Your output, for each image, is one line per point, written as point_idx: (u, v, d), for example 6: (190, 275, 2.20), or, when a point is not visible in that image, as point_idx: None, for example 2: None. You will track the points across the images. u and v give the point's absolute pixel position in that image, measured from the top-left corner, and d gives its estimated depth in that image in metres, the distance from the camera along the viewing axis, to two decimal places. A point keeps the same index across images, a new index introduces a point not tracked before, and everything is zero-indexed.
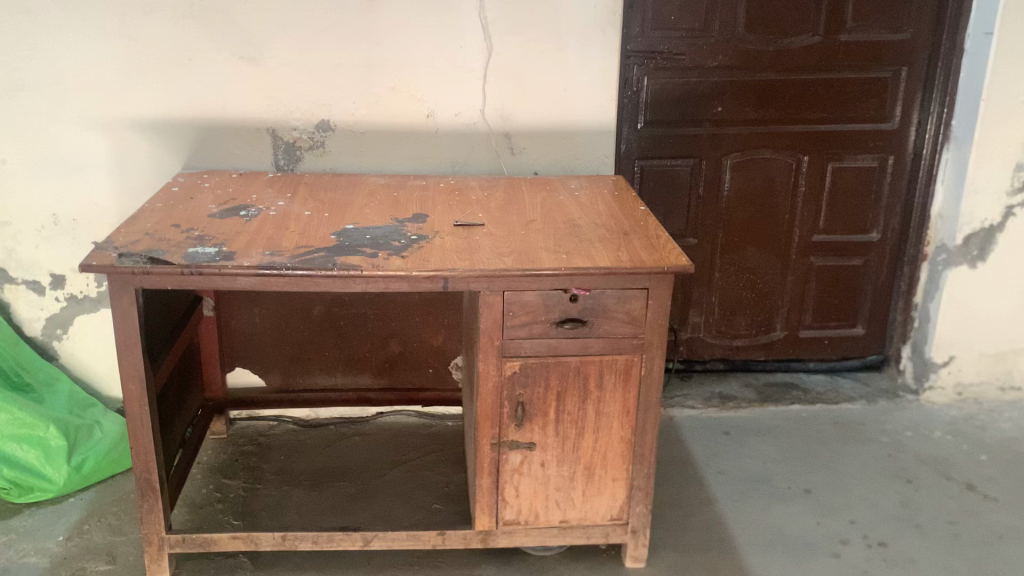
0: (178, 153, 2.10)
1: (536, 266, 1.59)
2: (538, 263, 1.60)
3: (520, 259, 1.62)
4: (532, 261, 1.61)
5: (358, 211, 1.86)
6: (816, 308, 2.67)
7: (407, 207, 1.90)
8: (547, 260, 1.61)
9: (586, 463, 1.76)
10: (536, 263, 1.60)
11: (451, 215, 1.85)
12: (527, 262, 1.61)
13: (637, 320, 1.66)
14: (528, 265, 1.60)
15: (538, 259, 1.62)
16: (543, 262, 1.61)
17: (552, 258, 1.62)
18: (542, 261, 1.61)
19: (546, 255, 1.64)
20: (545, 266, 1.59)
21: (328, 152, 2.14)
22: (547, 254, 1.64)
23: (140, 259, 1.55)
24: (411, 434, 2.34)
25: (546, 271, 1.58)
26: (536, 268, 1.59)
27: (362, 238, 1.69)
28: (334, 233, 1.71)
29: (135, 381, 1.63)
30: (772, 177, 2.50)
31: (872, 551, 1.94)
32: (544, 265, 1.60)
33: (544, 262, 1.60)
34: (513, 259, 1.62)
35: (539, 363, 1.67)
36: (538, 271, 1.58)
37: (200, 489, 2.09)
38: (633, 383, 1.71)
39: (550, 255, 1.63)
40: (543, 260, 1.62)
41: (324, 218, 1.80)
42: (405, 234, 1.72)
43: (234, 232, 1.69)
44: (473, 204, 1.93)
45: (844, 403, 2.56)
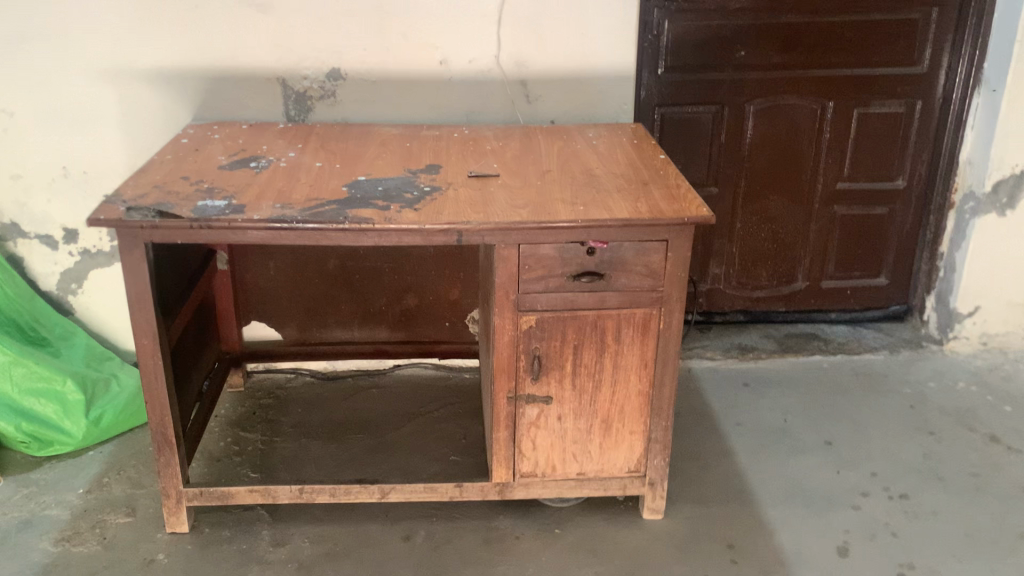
0: (188, 104, 2.06)
1: (553, 218, 1.56)
2: (555, 216, 1.56)
3: (536, 211, 1.58)
4: (548, 214, 1.57)
5: (370, 162, 1.82)
6: (839, 258, 2.62)
7: (421, 158, 1.86)
8: (564, 213, 1.58)
9: (603, 416, 1.74)
10: (552, 216, 1.56)
11: (466, 166, 1.81)
12: (543, 214, 1.57)
13: (656, 272, 1.62)
14: (545, 217, 1.56)
15: (555, 211, 1.58)
16: (560, 214, 1.57)
17: (569, 211, 1.58)
18: (559, 213, 1.57)
19: (562, 207, 1.60)
20: (562, 218, 1.55)
21: (340, 101, 2.10)
22: (563, 206, 1.60)
23: (149, 213, 1.52)
24: (428, 386, 2.33)
25: (562, 224, 1.55)
26: (552, 221, 1.55)
27: (374, 192, 1.66)
28: (346, 185, 1.68)
29: (148, 336, 1.62)
30: (796, 124, 2.43)
31: (893, 503, 1.92)
32: (561, 218, 1.56)
33: (561, 214, 1.57)
34: (528, 211, 1.58)
35: (555, 317, 1.64)
36: (555, 224, 1.54)
37: (218, 442, 2.09)
38: (653, 336, 1.68)
39: (567, 207, 1.59)
40: (559, 212, 1.58)
41: (336, 170, 1.77)
42: (418, 186, 1.69)
43: (244, 185, 1.67)
44: (487, 154, 1.89)
45: (867, 353, 2.52)
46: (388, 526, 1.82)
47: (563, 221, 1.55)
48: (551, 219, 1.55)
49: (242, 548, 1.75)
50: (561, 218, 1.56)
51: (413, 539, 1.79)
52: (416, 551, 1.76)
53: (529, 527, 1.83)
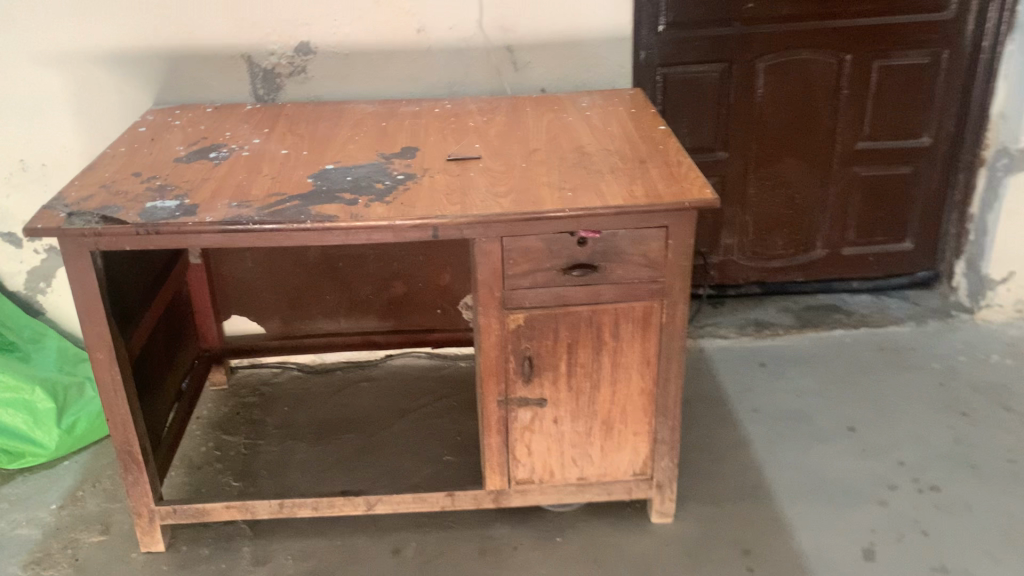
0: (148, 87, 1.91)
1: (538, 207, 1.40)
2: (540, 204, 1.41)
3: (519, 199, 1.42)
4: (532, 202, 1.41)
5: (341, 147, 1.66)
6: (860, 223, 2.44)
7: (397, 140, 1.70)
8: (550, 200, 1.42)
9: (603, 418, 1.60)
10: (538, 204, 1.40)
11: (444, 147, 1.65)
12: (527, 203, 1.41)
13: (656, 262, 1.47)
14: (529, 205, 1.40)
15: (540, 199, 1.42)
16: (545, 202, 1.41)
17: (556, 198, 1.42)
18: (545, 201, 1.41)
19: (548, 192, 1.44)
20: (548, 207, 1.40)
21: (312, 78, 1.93)
22: (550, 191, 1.44)
23: (92, 219, 1.38)
24: (422, 377, 2.20)
25: (548, 214, 1.39)
26: (537, 210, 1.39)
27: (342, 183, 1.50)
28: (311, 176, 1.53)
29: (104, 350, 1.48)
30: (810, 80, 2.24)
31: (922, 497, 1.77)
32: (548, 206, 1.40)
33: (546, 202, 1.41)
34: (512, 200, 1.42)
35: (546, 314, 1.50)
36: (540, 214, 1.38)
37: (199, 447, 1.97)
38: (654, 332, 1.53)
39: (554, 193, 1.43)
40: (546, 198, 1.42)
41: (302, 158, 1.61)
42: (391, 174, 1.53)
43: (200, 180, 1.52)
44: (470, 132, 1.73)
45: (891, 325, 2.35)
46: (377, 538, 1.70)
47: (549, 210, 1.39)
48: (536, 208, 1.39)
49: (221, 567, 1.64)
50: (547, 207, 1.40)
51: (403, 552, 1.67)
52: (406, 566, 1.64)
53: (529, 535, 1.71)
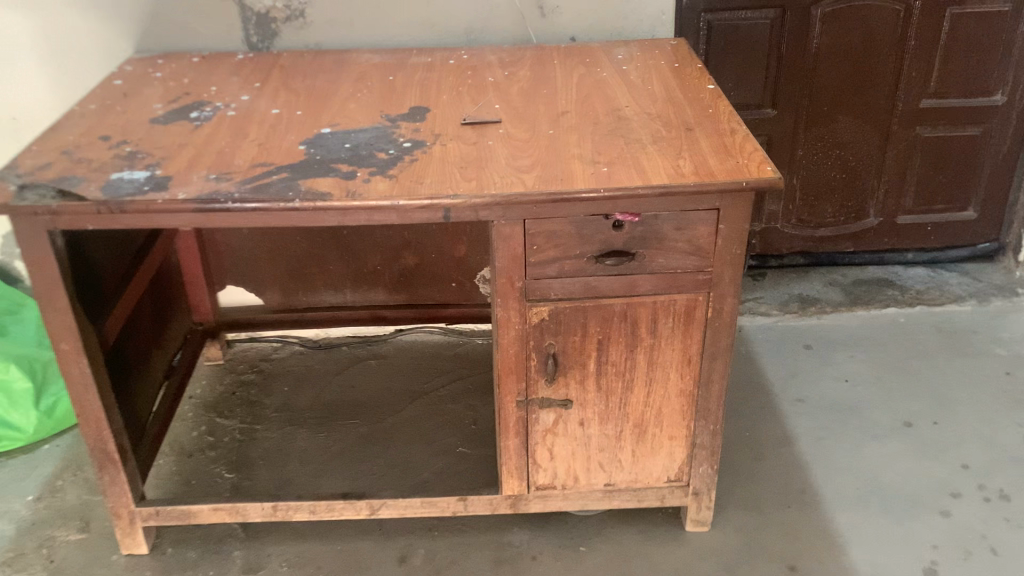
0: (126, 32, 1.69)
1: (568, 185, 1.19)
2: (571, 182, 1.20)
3: (545, 175, 1.21)
4: (561, 179, 1.20)
5: (341, 106, 1.45)
6: (920, 189, 2.20)
7: (405, 98, 1.48)
8: (582, 177, 1.21)
9: (636, 420, 1.41)
10: (568, 182, 1.20)
11: (459, 107, 1.43)
12: (554, 180, 1.20)
13: (703, 249, 1.26)
14: (557, 184, 1.20)
15: (570, 176, 1.21)
16: (577, 179, 1.20)
17: (589, 174, 1.21)
18: (575, 178, 1.21)
19: (579, 167, 1.23)
20: (580, 186, 1.19)
21: (311, 23, 1.71)
22: (581, 166, 1.23)
23: (48, 192, 1.18)
24: (434, 355, 2.02)
25: (580, 194, 1.18)
26: (567, 189, 1.19)
27: (340, 151, 1.29)
28: (304, 142, 1.32)
29: (69, 340, 1.30)
30: (873, 29, 1.99)
31: (991, 508, 1.58)
32: (580, 185, 1.19)
33: (577, 180, 1.20)
34: (537, 176, 1.22)
35: (573, 308, 1.30)
36: (570, 195, 1.18)
37: (190, 431, 1.81)
38: (698, 328, 1.32)
39: (586, 168, 1.22)
40: (576, 175, 1.21)
41: (296, 119, 1.40)
42: (396, 140, 1.32)
43: (176, 145, 1.31)
44: (488, 90, 1.51)
45: (951, 304, 2.14)
46: (382, 544, 1.54)
47: (581, 189, 1.19)
48: (566, 187, 1.19)
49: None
50: (578, 186, 1.19)
51: (410, 560, 1.51)
52: None
53: (549, 543, 1.54)
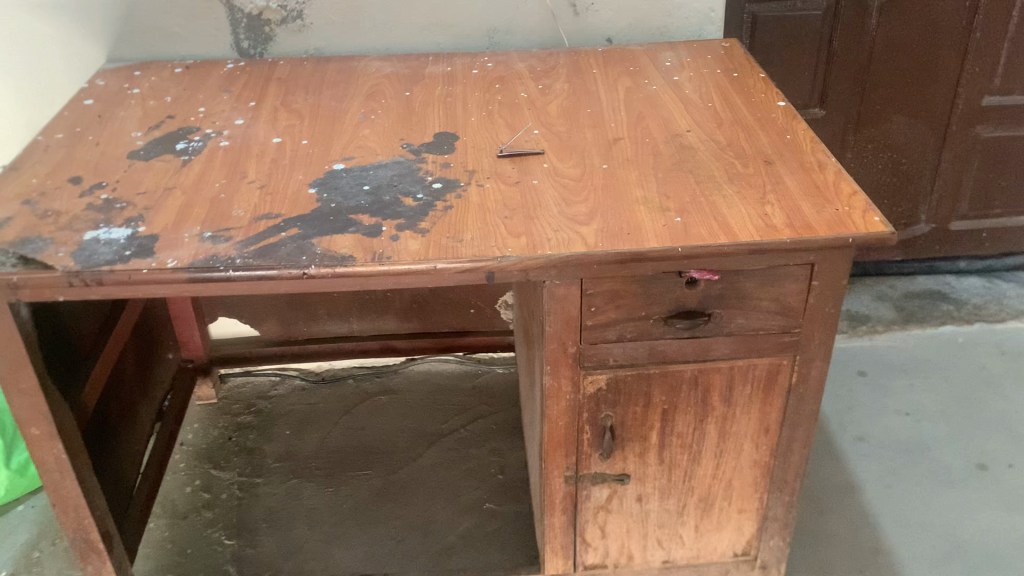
0: (98, 40, 1.47)
1: (638, 240, 0.99)
2: (640, 235, 1.00)
3: (607, 228, 1.01)
4: (627, 232, 1.00)
5: (353, 133, 1.24)
6: (976, 193, 2.02)
7: (427, 121, 1.27)
8: (653, 229, 1.01)
9: (701, 494, 1.23)
10: (636, 236, 0.99)
11: (493, 134, 1.23)
12: (620, 234, 1.00)
13: (792, 308, 1.07)
14: (623, 238, 0.99)
15: (638, 227, 1.01)
16: (646, 232, 1.00)
17: (660, 225, 1.01)
18: (644, 230, 1.00)
19: (646, 215, 1.03)
20: (653, 240, 0.98)
21: (310, 26, 1.49)
22: (648, 213, 1.03)
23: (8, 258, 0.97)
24: (452, 387, 1.83)
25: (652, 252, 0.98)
26: (637, 245, 0.98)
27: (358, 198, 1.09)
28: (315, 184, 1.12)
29: (41, 424, 1.10)
30: (935, 20, 1.79)
31: None
32: (651, 239, 0.99)
33: (649, 233, 1.00)
34: (598, 228, 1.02)
35: (636, 376, 1.10)
36: (642, 253, 0.97)
37: (183, 486, 1.61)
38: (779, 394, 1.14)
39: (654, 217, 1.02)
40: (644, 226, 1.01)
41: (301, 153, 1.19)
42: (423, 182, 1.12)
43: (163, 191, 1.10)
44: (523, 109, 1.30)
45: (1012, 320, 1.96)
46: None
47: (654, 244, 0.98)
48: (636, 243, 0.98)
49: None
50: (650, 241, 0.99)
51: None
52: None
53: None
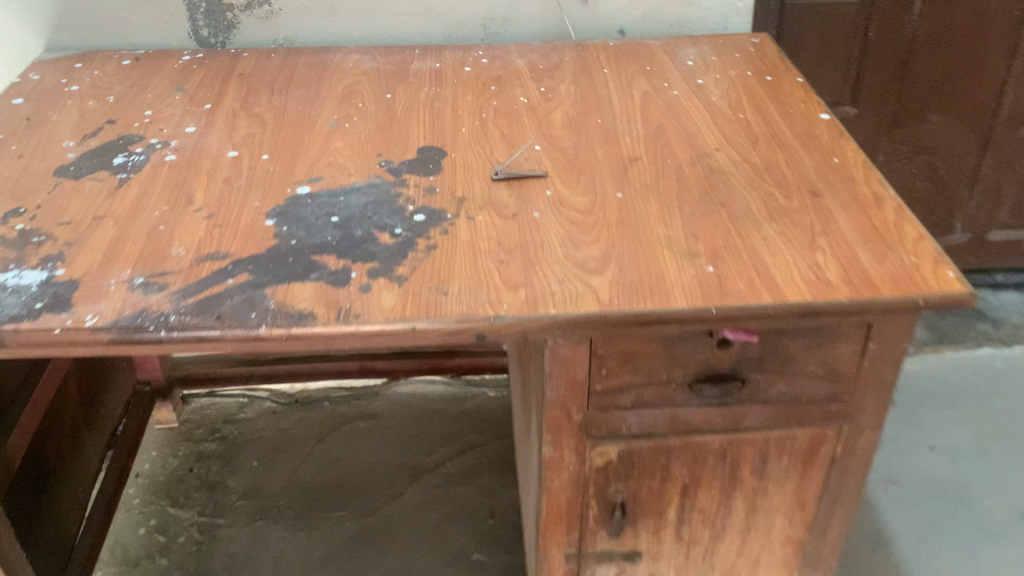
0: (34, 25, 1.27)
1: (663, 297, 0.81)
2: (665, 291, 0.82)
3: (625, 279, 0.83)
4: (650, 285, 0.82)
5: (323, 147, 1.06)
6: (1017, 200, 1.84)
7: (410, 132, 1.09)
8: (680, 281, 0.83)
9: (723, 571, 1.06)
10: (660, 291, 0.81)
11: (487, 152, 1.05)
12: (640, 287, 0.82)
13: (841, 373, 0.90)
14: (645, 294, 0.81)
15: (662, 279, 0.83)
16: (672, 286, 0.82)
17: (689, 275, 0.83)
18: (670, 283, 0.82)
19: (670, 262, 0.85)
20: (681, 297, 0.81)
21: (279, 13, 1.29)
22: (673, 260, 0.85)
23: None
24: (438, 413, 1.66)
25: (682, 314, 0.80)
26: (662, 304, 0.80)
27: (324, 233, 0.91)
28: (272, 214, 0.93)
29: None
30: (984, 10, 1.60)
31: None
32: (679, 296, 0.81)
33: (675, 287, 0.82)
34: (613, 278, 0.84)
35: (654, 447, 0.93)
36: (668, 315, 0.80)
37: (137, 527, 1.44)
38: (820, 467, 0.97)
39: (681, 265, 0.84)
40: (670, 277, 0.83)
41: (260, 170, 1.01)
42: (402, 213, 0.94)
43: (90, 220, 0.92)
44: (522, 119, 1.11)
45: None
46: None
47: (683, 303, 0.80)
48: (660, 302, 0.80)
49: None
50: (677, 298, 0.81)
51: None
52: None
53: None
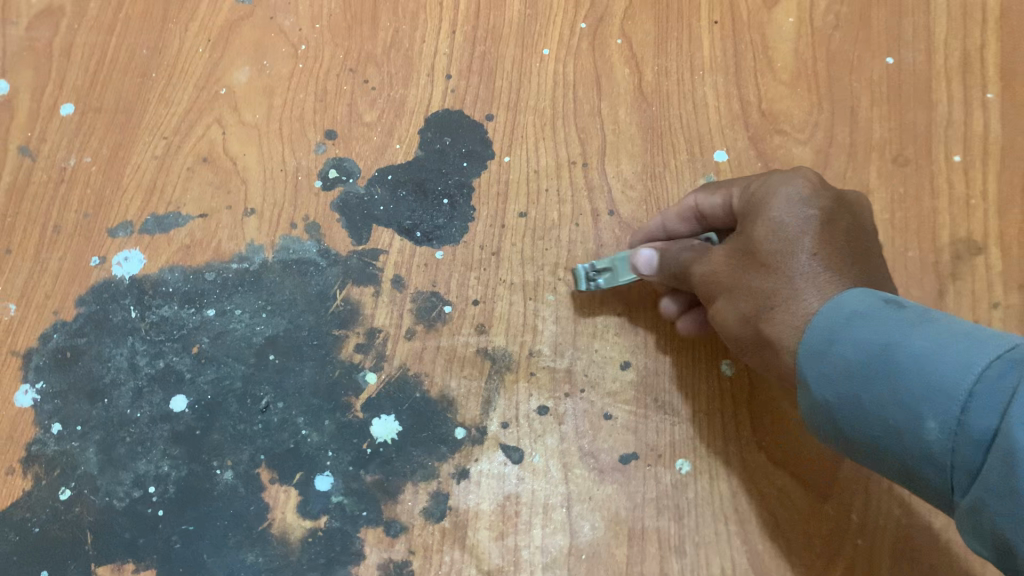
0: None
1: (737, 284, 0.31)
2: (747, 258, 0.31)
3: (677, 257, 0.35)
4: (718, 250, 0.33)
5: (206, 82, 0.44)
6: None
7: (415, 47, 0.45)
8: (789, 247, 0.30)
9: None
10: (739, 265, 0.31)
11: (590, 154, 0.42)
12: (703, 256, 0.34)
13: None
14: (705, 270, 0.33)
15: (756, 237, 0.31)
16: (762, 249, 0.31)
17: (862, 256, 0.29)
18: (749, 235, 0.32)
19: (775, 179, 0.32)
20: (787, 280, 0.29)
21: None
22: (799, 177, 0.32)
23: None
24: None
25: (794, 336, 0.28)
26: (734, 310, 0.31)
27: (144, 464, 0.37)
28: (38, 367, 0.39)
29: None
30: None
31: None
32: (785, 280, 0.29)
33: (766, 250, 0.30)
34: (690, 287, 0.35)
35: None
36: (756, 340, 0.31)
37: None
38: None
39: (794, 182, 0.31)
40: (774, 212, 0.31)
41: (45, 166, 0.42)
42: (344, 407, 0.37)
43: None
44: (695, 27, 0.45)
45: None
46: None
47: (766, 296, 0.30)
48: (731, 306, 0.32)
49: None
50: (766, 284, 0.30)
51: None
52: None
53: None
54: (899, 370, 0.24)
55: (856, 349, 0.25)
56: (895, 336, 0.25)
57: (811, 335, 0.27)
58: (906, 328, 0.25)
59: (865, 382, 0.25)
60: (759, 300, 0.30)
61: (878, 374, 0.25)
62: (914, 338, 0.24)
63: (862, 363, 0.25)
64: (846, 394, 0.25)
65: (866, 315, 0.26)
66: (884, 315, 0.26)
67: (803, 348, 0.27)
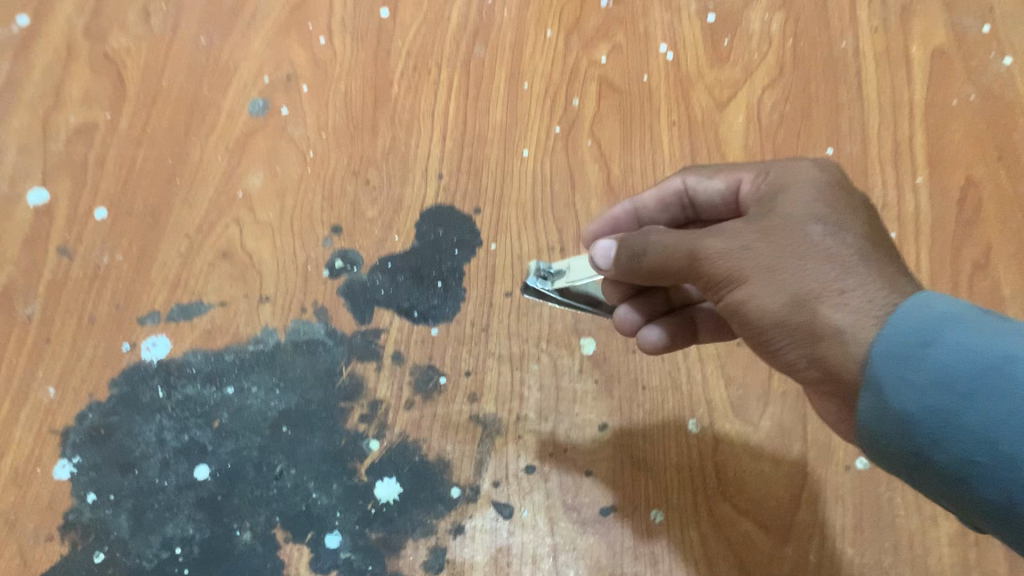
0: None
1: (779, 259, 0.31)
2: (789, 237, 0.31)
3: (667, 244, 0.34)
4: (733, 225, 0.32)
5: (224, 186, 0.50)
6: None
7: (410, 151, 0.51)
8: (841, 231, 0.31)
9: None
10: (778, 244, 0.31)
11: (567, 240, 0.48)
12: (712, 232, 0.33)
13: None
14: (720, 247, 0.32)
15: (799, 218, 0.32)
16: (812, 229, 0.31)
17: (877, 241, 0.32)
18: (789, 222, 0.32)
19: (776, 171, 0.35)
20: (853, 271, 0.30)
21: None
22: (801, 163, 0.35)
23: None
24: None
25: (870, 332, 0.28)
26: (774, 291, 0.30)
27: (171, 528, 0.41)
28: (75, 444, 0.43)
29: None
30: None
31: None
32: (850, 269, 0.30)
33: (816, 238, 0.31)
34: (662, 281, 0.35)
35: None
36: (797, 324, 0.30)
37: None
38: None
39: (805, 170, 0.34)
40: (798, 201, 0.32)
41: (81, 263, 0.47)
42: (351, 471, 0.42)
43: None
44: (656, 127, 0.51)
45: None
46: None
47: (834, 282, 0.29)
48: (769, 286, 0.30)
49: None
50: (823, 271, 0.30)
51: None
52: None
53: None
54: (998, 379, 0.25)
55: (952, 359, 0.26)
56: (985, 342, 0.26)
57: (887, 338, 0.27)
58: (997, 334, 0.26)
59: (955, 388, 0.26)
60: (820, 283, 0.30)
61: (985, 388, 0.25)
62: (1005, 345, 0.25)
63: (969, 376, 0.25)
64: (941, 409, 0.26)
65: (948, 318, 0.27)
66: (969, 318, 0.27)
67: (877, 350, 0.27)
